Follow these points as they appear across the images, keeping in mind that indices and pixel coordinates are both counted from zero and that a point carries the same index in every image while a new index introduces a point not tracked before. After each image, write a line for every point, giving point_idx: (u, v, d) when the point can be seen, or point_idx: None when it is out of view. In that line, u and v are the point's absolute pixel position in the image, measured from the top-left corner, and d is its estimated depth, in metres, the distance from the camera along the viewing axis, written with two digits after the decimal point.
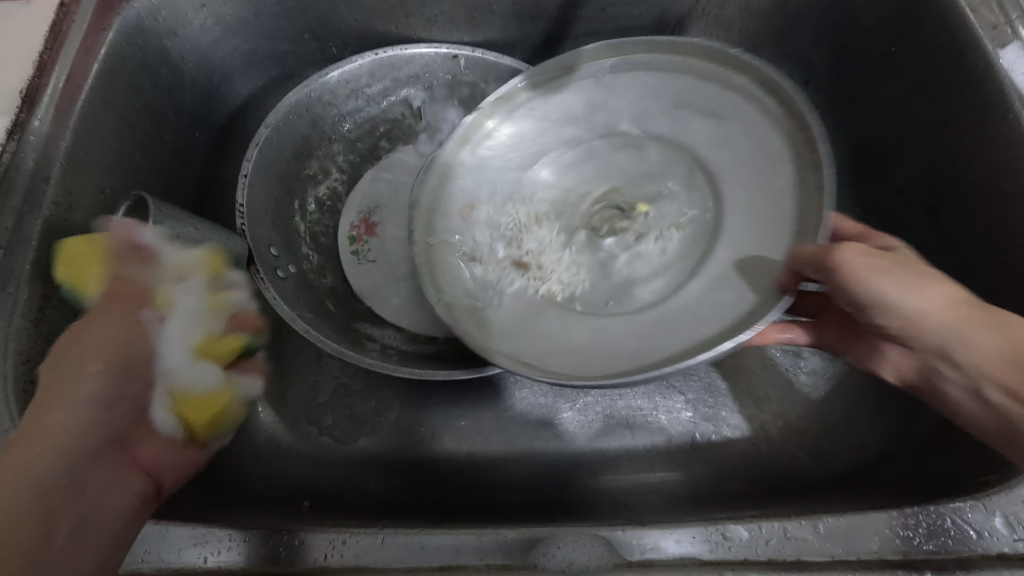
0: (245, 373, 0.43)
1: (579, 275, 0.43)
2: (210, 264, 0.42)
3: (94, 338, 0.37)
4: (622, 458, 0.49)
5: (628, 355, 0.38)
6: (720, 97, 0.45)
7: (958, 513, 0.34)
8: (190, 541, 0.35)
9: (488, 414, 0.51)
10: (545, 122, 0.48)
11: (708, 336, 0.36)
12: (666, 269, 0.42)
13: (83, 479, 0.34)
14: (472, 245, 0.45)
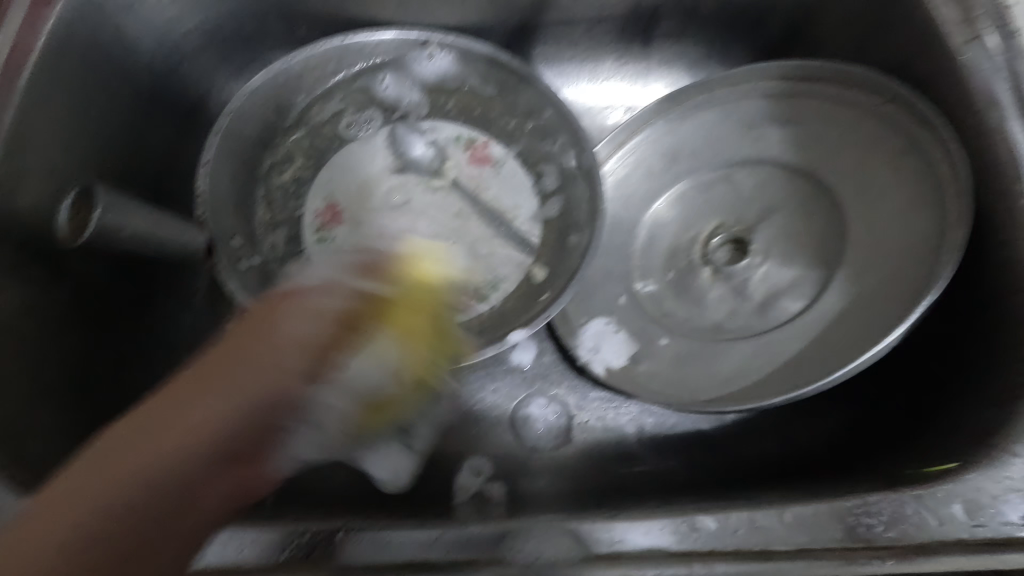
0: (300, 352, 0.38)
1: (743, 294, 0.61)
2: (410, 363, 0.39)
3: (200, 418, 0.33)
4: (627, 447, 0.61)
5: (669, 381, 0.59)
6: (794, 107, 0.64)
7: (920, 503, 0.36)
8: (258, 544, 0.37)
9: (462, 407, 0.62)
10: (702, 126, 0.67)
11: (682, 393, 0.58)
12: (794, 288, 0.59)
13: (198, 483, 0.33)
14: (641, 270, 0.66)
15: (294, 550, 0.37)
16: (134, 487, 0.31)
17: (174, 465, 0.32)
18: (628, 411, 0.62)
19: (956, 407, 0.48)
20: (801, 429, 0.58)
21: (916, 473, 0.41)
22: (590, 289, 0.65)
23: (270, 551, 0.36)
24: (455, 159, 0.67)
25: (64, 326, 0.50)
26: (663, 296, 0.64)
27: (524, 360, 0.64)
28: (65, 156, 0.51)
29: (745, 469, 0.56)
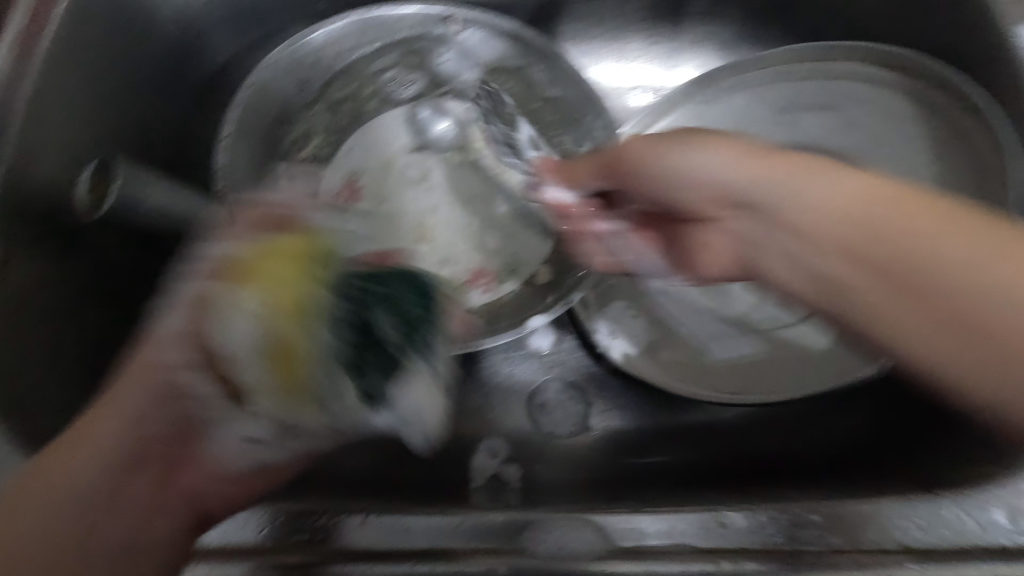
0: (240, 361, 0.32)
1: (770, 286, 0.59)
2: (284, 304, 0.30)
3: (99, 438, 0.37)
4: (646, 437, 0.60)
5: (690, 371, 0.58)
6: (830, 91, 0.61)
7: (961, 506, 0.34)
8: (244, 520, 0.39)
9: (479, 392, 0.62)
10: (738, 108, 0.63)
11: (704, 384, 0.57)
12: None
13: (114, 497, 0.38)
14: None
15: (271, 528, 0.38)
16: (75, 489, 0.36)
17: (86, 481, 0.36)
18: (648, 400, 0.61)
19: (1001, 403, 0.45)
20: (826, 422, 0.56)
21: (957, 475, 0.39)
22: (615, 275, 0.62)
23: (255, 529, 0.38)
24: (477, 137, 0.65)
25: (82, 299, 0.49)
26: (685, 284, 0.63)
27: (541, 347, 0.63)
28: (82, 129, 0.51)
29: (766, 463, 0.55)
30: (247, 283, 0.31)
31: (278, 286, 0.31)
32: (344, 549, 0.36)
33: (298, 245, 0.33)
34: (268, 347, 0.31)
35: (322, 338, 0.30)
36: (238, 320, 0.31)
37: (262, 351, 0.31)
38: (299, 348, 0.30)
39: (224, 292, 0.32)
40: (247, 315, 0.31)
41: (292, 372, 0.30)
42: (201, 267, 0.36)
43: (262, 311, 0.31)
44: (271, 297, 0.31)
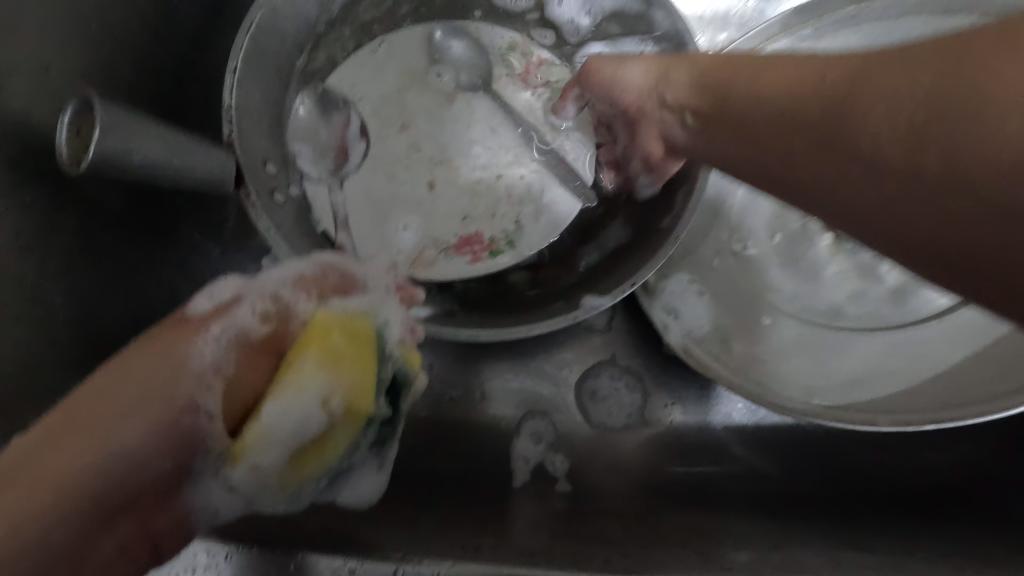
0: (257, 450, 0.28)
1: (862, 277, 0.50)
2: (345, 348, 0.29)
3: (62, 464, 0.26)
4: (709, 439, 0.53)
5: (774, 369, 0.48)
6: None
7: None
8: (194, 560, 0.33)
9: (521, 375, 0.54)
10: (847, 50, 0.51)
11: (792, 387, 0.47)
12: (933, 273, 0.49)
13: (82, 554, 0.26)
14: (743, 232, 0.52)
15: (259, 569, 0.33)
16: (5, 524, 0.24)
17: (63, 492, 0.25)
18: (711, 397, 0.54)
19: None
20: (926, 449, 0.50)
21: None
22: (692, 244, 0.51)
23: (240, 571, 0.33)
24: (505, 74, 0.55)
25: (67, 263, 0.42)
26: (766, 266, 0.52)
27: (595, 324, 0.55)
28: (62, 49, 0.41)
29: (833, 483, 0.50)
30: (305, 369, 0.28)
31: (335, 371, 0.29)
32: None
33: (355, 332, 0.30)
34: (302, 448, 0.28)
35: (323, 426, 0.28)
36: (278, 405, 0.28)
37: (291, 450, 0.28)
38: (296, 441, 0.28)
39: (284, 376, 0.28)
40: (304, 401, 0.28)
41: (320, 454, 0.29)
42: (225, 342, 0.29)
43: (330, 399, 0.28)
44: (341, 383, 0.29)
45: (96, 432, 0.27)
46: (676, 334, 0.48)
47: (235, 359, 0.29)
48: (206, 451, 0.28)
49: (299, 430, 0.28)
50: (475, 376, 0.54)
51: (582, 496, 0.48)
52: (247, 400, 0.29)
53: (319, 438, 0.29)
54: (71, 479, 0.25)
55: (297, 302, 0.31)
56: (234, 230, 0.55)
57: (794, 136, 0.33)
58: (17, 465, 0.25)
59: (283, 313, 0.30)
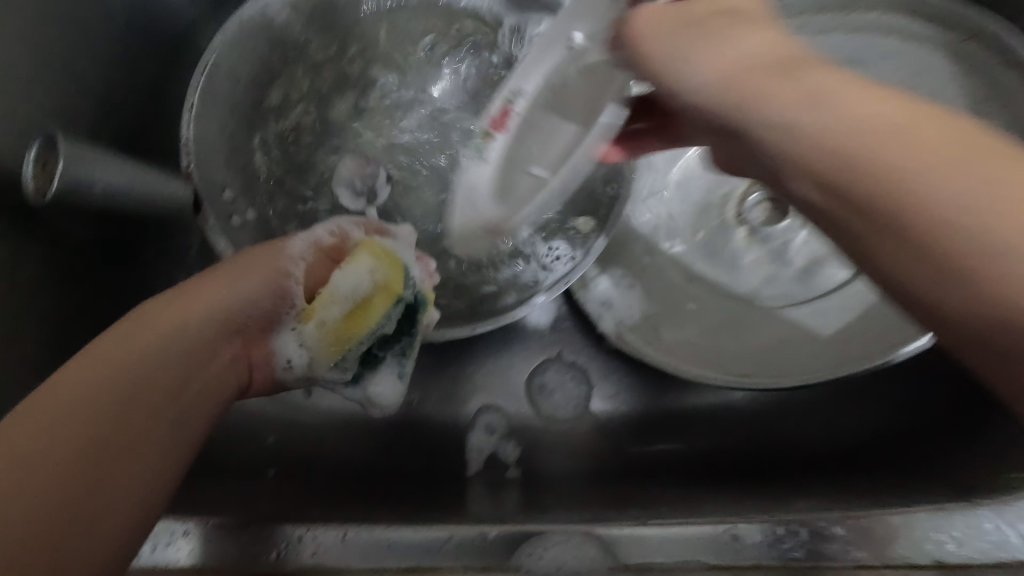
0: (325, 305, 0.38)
1: (777, 259, 0.55)
2: (392, 251, 0.39)
3: (155, 329, 0.32)
4: (652, 422, 0.57)
5: (697, 349, 0.52)
6: None
7: (1005, 516, 0.31)
8: (167, 537, 0.33)
9: (476, 375, 0.58)
10: None
11: (712, 363, 0.51)
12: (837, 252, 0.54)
13: (174, 403, 0.31)
14: (666, 225, 0.56)
15: (236, 544, 0.33)
16: (115, 373, 0.30)
17: (153, 354, 0.31)
18: (653, 383, 0.58)
19: None
20: (848, 411, 0.52)
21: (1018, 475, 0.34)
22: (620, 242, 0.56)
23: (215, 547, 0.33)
24: None
25: (36, 289, 0.45)
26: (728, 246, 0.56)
27: (542, 323, 0.59)
28: (30, 94, 0.45)
29: (778, 449, 0.52)
30: (359, 254, 0.38)
31: (378, 256, 0.39)
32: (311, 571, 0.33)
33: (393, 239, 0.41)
34: (351, 308, 0.38)
35: (367, 294, 0.38)
36: (341, 273, 0.38)
37: (344, 309, 0.38)
38: (347, 299, 0.38)
39: (347, 256, 0.38)
40: (359, 272, 0.38)
41: (360, 322, 0.38)
42: (304, 254, 0.38)
43: (375, 277, 0.38)
44: (382, 270, 0.39)
45: (186, 310, 0.34)
46: (605, 323, 0.53)
47: (312, 258, 0.39)
48: (291, 307, 0.38)
49: (353, 291, 0.38)
50: (433, 379, 0.58)
51: (533, 480, 0.51)
52: (313, 282, 0.39)
53: (365, 304, 0.38)
54: (164, 343, 0.32)
55: (353, 232, 0.41)
56: (199, 256, 0.58)
57: (805, 142, 0.30)
58: (117, 337, 0.32)
59: (341, 243, 0.40)
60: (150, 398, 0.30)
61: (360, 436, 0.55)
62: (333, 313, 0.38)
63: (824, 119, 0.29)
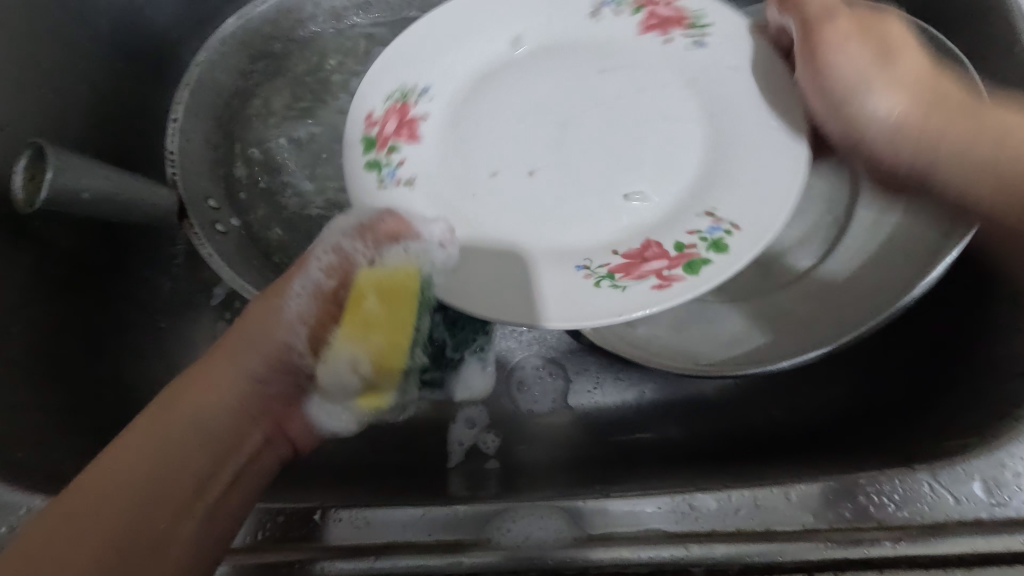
0: (332, 396, 0.45)
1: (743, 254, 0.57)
2: (389, 296, 0.42)
3: (190, 408, 0.39)
4: (626, 413, 0.59)
5: (666, 342, 0.55)
6: None
7: (936, 479, 0.34)
8: None
9: (457, 373, 0.60)
10: None
11: (682, 355, 0.53)
12: (801, 243, 0.56)
13: (235, 475, 0.38)
14: None
15: (270, 528, 0.37)
16: (139, 463, 0.35)
17: (199, 441, 0.38)
18: (627, 376, 0.60)
19: (967, 364, 0.45)
20: (809, 395, 0.54)
21: (944, 446, 0.37)
22: None
23: (248, 530, 0.37)
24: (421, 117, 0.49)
25: (26, 296, 0.47)
26: None
27: (519, 322, 0.61)
28: (18, 109, 0.47)
29: (761, 437, 0.53)
30: (339, 346, 0.42)
31: (365, 337, 0.42)
32: (327, 549, 0.36)
33: (398, 281, 0.42)
34: (361, 390, 0.44)
35: (363, 384, 0.44)
36: (326, 370, 0.43)
37: (359, 389, 0.44)
38: (355, 387, 0.44)
39: (326, 351, 0.42)
40: (337, 367, 0.43)
41: (377, 390, 0.45)
42: (305, 295, 0.42)
43: (358, 367, 0.43)
44: (370, 348, 0.42)
45: (203, 404, 0.39)
46: (579, 320, 0.55)
47: (314, 304, 0.42)
48: (300, 375, 0.43)
49: (354, 375, 0.43)
50: None
51: (512, 471, 0.54)
52: (313, 344, 0.42)
53: (369, 385, 0.44)
54: (183, 426, 0.38)
55: (355, 251, 0.42)
56: (184, 265, 0.60)
57: (910, 85, 0.42)
58: (173, 393, 0.39)
59: (344, 264, 0.42)
60: (192, 487, 0.36)
61: (346, 434, 0.56)
62: (349, 398, 0.45)
63: (911, 67, 0.43)
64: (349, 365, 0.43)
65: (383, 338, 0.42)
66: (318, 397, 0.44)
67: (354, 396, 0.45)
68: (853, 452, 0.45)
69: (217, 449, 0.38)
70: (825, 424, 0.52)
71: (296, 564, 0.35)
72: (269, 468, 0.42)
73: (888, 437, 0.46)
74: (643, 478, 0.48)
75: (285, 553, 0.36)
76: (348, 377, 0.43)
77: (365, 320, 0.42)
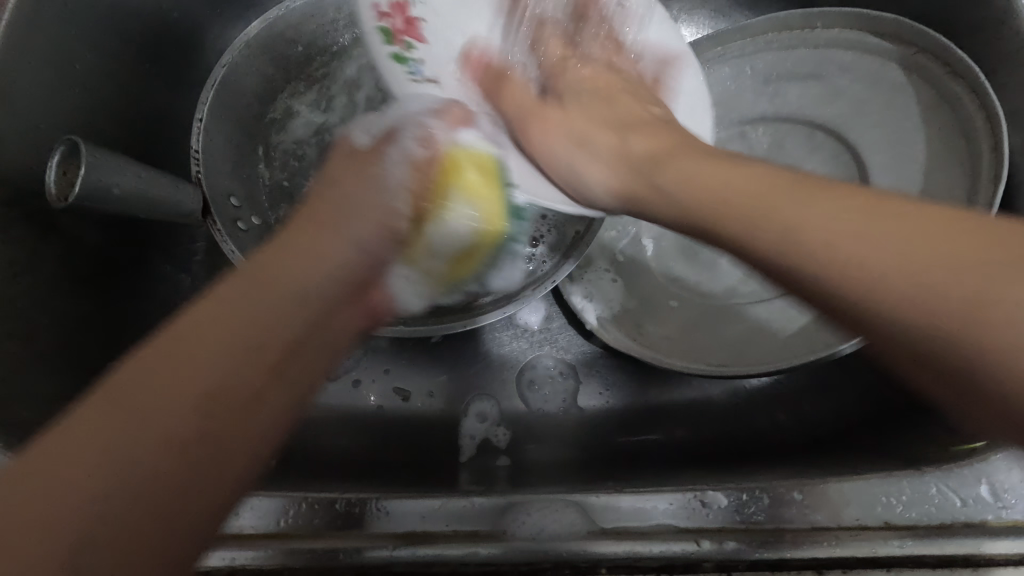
0: (432, 258, 0.43)
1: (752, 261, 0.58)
2: (484, 167, 0.44)
3: (300, 250, 0.35)
4: (635, 414, 0.59)
5: (675, 345, 0.56)
6: (814, 56, 0.58)
7: (944, 481, 0.35)
8: (257, 508, 0.37)
9: (468, 371, 0.61)
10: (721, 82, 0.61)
11: (692, 359, 0.54)
12: None
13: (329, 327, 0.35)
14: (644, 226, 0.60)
15: (309, 516, 0.37)
16: (258, 301, 0.31)
17: (314, 281, 0.34)
18: (636, 378, 0.60)
19: None
20: (816, 401, 0.55)
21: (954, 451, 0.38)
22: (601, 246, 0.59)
23: (286, 518, 0.37)
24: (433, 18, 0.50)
25: (55, 289, 0.48)
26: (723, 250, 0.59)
27: (531, 321, 0.62)
28: (50, 107, 0.49)
29: (758, 440, 0.54)
30: (452, 198, 0.42)
31: (474, 194, 0.43)
32: (366, 538, 0.36)
33: (486, 160, 0.45)
34: (461, 253, 0.43)
35: (470, 242, 0.43)
36: (436, 230, 0.42)
37: (457, 251, 0.43)
38: (457, 251, 0.43)
39: (437, 203, 0.41)
40: (453, 222, 0.42)
41: (473, 255, 0.44)
42: (406, 162, 0.41)
43: (472, 221, 0.42)
44: (481, 204, 0.43)
45: (318, 239, 0.36)
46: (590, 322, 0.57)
47: (418, 174, 0.41)
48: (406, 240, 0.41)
49: (462, 233, 0.42)
50: (427, 375, 0.60)
51: (523, 468, 0.55)
52: (416, 210, 0.41)
53: (470, 246, 0.43)
54: (302, 268, 0.34)
55: (438, 133, 0.44)
56: (203, 261, 0.61)
57: None
58: (279, 243, 0.35)
59: (431, 138, 0.43)
60: (302, 333, 0.32)
61: (359, 429, 0.58)
62: (444, 262, 0.43)
63: None
64: (451, 225, 0.42)
65: (490, 192, 0.43)
66: (404, 267, 0.42)
67: (450, 264, 0.43)
68: (860, 456, 0.46)
69: (322, 292, 0.34)
70: (831, 428, 0.53)
71: (335, 551, 0.36)
72: (356, 333, 0.38)
73: (896, 442, 0.47)
74: (652, 476, 0.49)
75: (326, 540, 0.36)
76: (452, 235, 0.42)
77: (467, 176, 0.43)
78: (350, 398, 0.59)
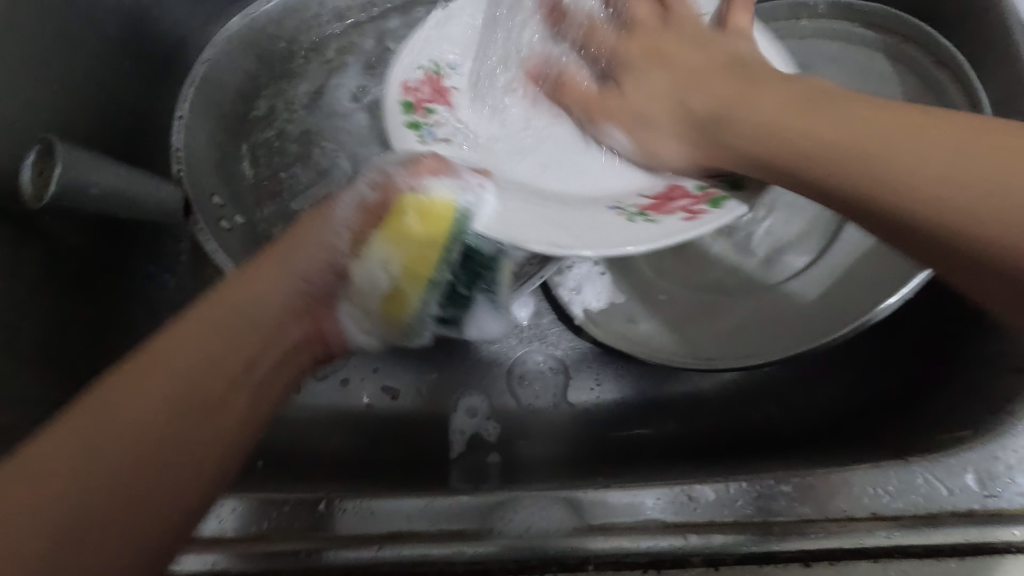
0: (357, 295, 0.40)
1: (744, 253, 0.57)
2: (434, 214, 0.38)
3: (245, 294, 0.36)
4: (625, 408, 0.59)
5: (665, 339, 0.55)
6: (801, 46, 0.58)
7: (929, 472, 0.35)
8: (236, 509, 0.36)
9: (458, 368, 0.60)
10: None
11: (681, 354, 0.54)
12: (798, 242, 0.56)
13: (255, 373, 0.35)
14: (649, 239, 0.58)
15: (286, 518, 0.36)
16: (182, 349, 0.32)
17: (246, 327, 0.35)
18: (626, 372, 0.60)
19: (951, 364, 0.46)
20: (803, 392, 0.55)
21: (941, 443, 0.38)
22: None
23: (261, 521, 0.36)
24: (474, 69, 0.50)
25: (34, 291, 0.48)
26: (713, 242, 0.58)
27: (520, 317, 0.62)
28: (27, 105, 0.48)
29: (745, 433, 0.54)
30: (376, 242, 0.38)
31: (400, 243, 0.38)
32: (338, 540, 0.36)
33: (439, 206, 0.38)
34: (387, 296, 0.40)
35: (387, 286, 0.39)
36: (360, 267, 0.39)
37: (383, 292, 0.40)
38: (378, 294, 0.40)
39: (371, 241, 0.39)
40: (370, 264, 0.39)
41: (401, 301, 0.40)
42: (354, 204, 0.40)
43: (388, 268, 0.39)
44: (399, 254, 0.38)
45: (258, 283, 0.37)
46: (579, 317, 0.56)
47: (359, 217, 0.39)
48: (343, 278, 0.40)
49: (379, 276, 0.39)
50: (417, 373, 0.60)
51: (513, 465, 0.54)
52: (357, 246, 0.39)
53: (389, 292, 0.40)
54: (234, 316, 0.35)
55: (396, 173, 0.39)
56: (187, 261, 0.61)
57: None
58: (222, 293, 0.36)
59: (387, 181, 0.39)
60: (225, 382, 0.33)
61: (348, 427, 0.57)
62: (374, 304, 0.41)
63: None
64: (364, 266, 0.39)
65: (417, 245, 0.38)
66: (347, 299, 0.41)
67: (382, 305, 0.40)
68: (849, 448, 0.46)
69: (248, 339, 0.35)
70: (820, 420, 0.53)
71: (307, 554, 0.35)
72: (295, 372, 0.39)
73: (884, 433, 0.47)
74: (642, 471, 0.49)
75: (307, 543, 0.36)
76: (367, 276, 0.39)
77: (402, 220, 0.38)
78: (338, 398, 0.58)
